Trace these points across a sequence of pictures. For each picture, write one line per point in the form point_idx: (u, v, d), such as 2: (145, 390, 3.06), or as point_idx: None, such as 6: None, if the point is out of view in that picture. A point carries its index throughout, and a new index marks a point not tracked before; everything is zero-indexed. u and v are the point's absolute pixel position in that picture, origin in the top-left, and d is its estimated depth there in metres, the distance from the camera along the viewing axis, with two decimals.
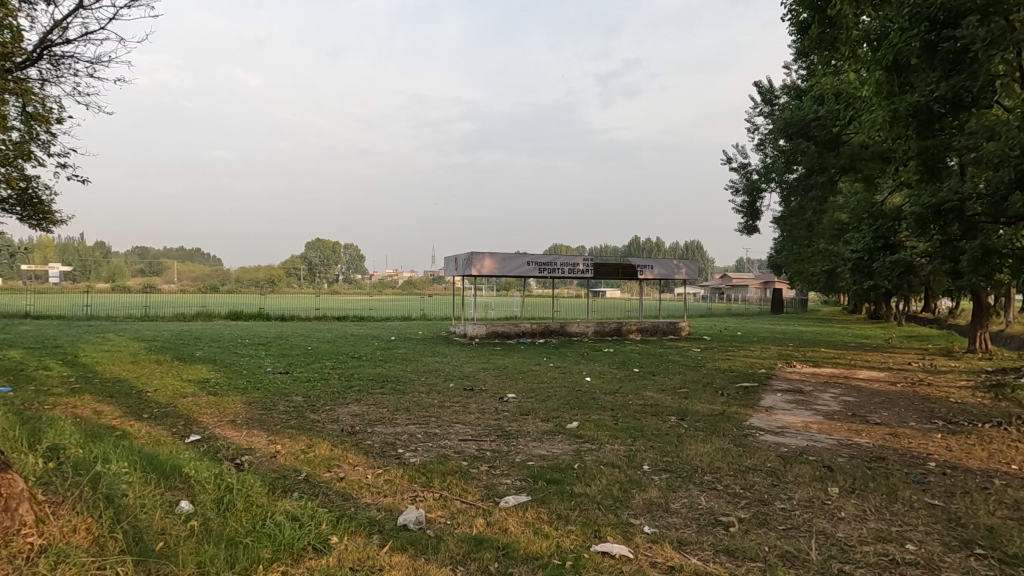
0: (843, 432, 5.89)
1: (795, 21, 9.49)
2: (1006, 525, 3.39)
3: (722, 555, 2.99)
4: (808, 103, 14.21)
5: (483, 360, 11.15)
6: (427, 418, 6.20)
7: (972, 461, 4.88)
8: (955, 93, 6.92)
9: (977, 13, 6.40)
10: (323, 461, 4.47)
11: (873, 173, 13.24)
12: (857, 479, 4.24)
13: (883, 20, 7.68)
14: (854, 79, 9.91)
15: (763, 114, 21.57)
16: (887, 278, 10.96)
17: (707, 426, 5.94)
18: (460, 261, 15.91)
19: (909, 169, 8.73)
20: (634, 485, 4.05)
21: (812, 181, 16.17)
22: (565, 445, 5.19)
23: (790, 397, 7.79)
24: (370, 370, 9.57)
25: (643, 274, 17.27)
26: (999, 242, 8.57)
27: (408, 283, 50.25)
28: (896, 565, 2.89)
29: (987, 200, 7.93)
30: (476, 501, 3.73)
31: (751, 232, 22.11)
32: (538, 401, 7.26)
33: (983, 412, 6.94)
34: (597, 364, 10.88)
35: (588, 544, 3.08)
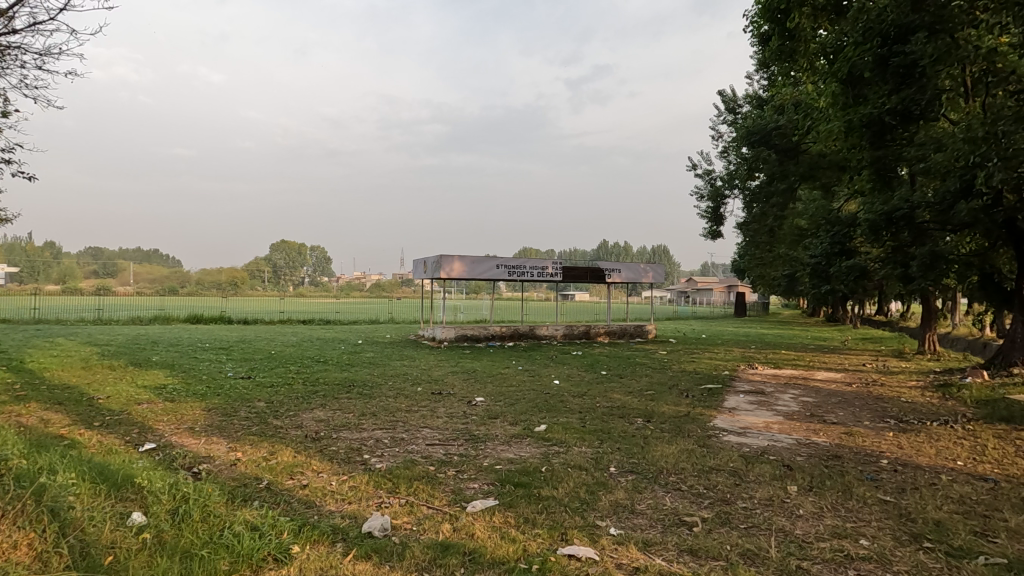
0: (801, 431, 6.09)
1: (757, 33, 9.77)
2: (952, 520, 3.55)
3: (686, 554, 3.04)
4: (769, 112, 14.60)
5: (451, 364, 11.09)
6: (394, 423, 6.12)
7: (921, 458, 5.10)
8: (905, 105, 7.23)
9: (925, 30, 6.73)
10: (286, 469, 4.35)
11: (831, 182, 13.70)
12: (815, 478, 4.38)
13: (839, 33, 7.99)
14: (812, 90, 10.27)
15: (726, 122, 22.14)
16: (843, 282, 11.37)
17: (672, 428, 6.04)
18: (430, 264, 15.78)
19: (863, 178, 9.09)
20: (601, 487, 4.08)
21: (773, 188, 16.68)
22: (533, 448, 5.20)
23: (752, 398, 8.00)
24: (336, 374, 9.40)
25: (611, 278, 17.46)
26: (946, 249, 9.02)
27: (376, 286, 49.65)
28: (851, 559, 2.99)
29: (936, 208, 8.38)
30: (444, 506, 3.70)
31: (715, 238, 22.65)
32: (507, 404, 7.25)
33: (932, 411, 7.25)
34: (565, 366, 10.95)
35: (554, 547, 3.09)
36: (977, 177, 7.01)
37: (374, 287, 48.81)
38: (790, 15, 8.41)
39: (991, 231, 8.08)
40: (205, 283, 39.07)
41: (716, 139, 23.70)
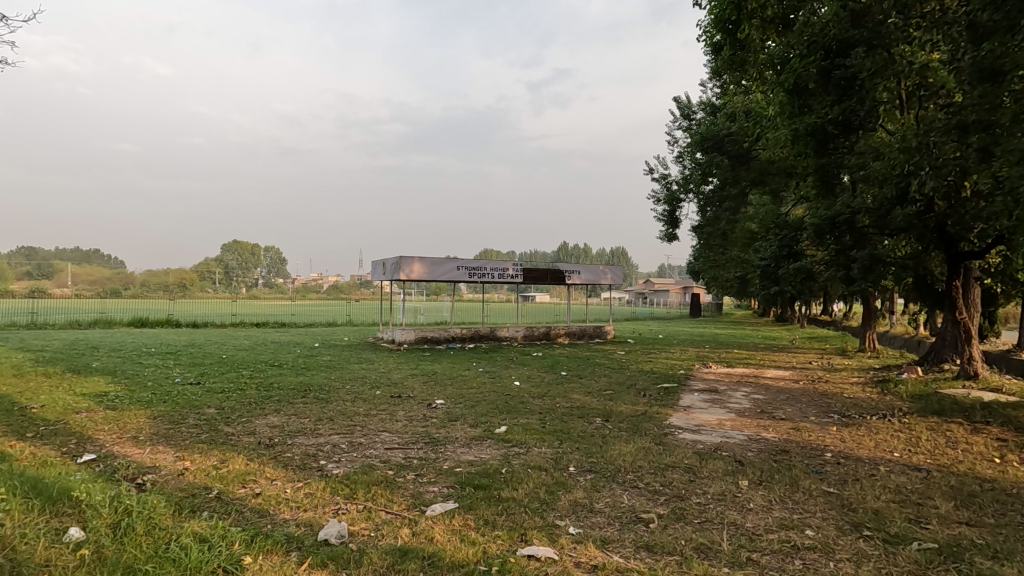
0: (752, 428, 6.32)
1: (709, 42, 10.02)
2: (889, 508, 3.75)
3: (643, 551, 3.10)
4: (722, 119, 15.07)
5: (411, 366, 10.96)
6: (352, 427, 6.01)
7: (862, 450, 5.37)
8: (846, 116, 7.60)
9: (864, 45, 7.10)
10: (238, 477, 4.21)
11: (779, 187, 14.28)
12: (764, 472, 4.55)
13: (785, 45, 8.26)
14: (761, 99, 10.64)
15: (681, 128, 22.77)
16: (791, 284, 11.86)
17: (630, 427, 6.16)
18: (389, 265, 15.53)
19: (808, 184, 9.51)
20: (560, 487, 4.12)
21: (726, 192, 17.24)
22: (493, 449, 5.20)
23: (706, 397, 8.23)
24: (292, 379, 9.15)
25: (571, 279, 17.65)
26: (884, 252, 9.54)
27: (334, 288, 48.43)
28: (797, 550, 3.12)
29: (874, 213, 8.84)
30: (402, 510, 3.66)
31: (671, 240, 23.20)
32: (467, 406, 7.22)
33: (872, 406, 7.65)
34: (525, 367, 10.99)
35: (514, 548, 3.10)
36: (911, 185, 7.44)
37: (332, 289, 47.61)
38: (740, 26, 8.65)
39: (923, 236, 8.60)
40: (151, 285, 37.27)
41: (671, 144, 24.29)
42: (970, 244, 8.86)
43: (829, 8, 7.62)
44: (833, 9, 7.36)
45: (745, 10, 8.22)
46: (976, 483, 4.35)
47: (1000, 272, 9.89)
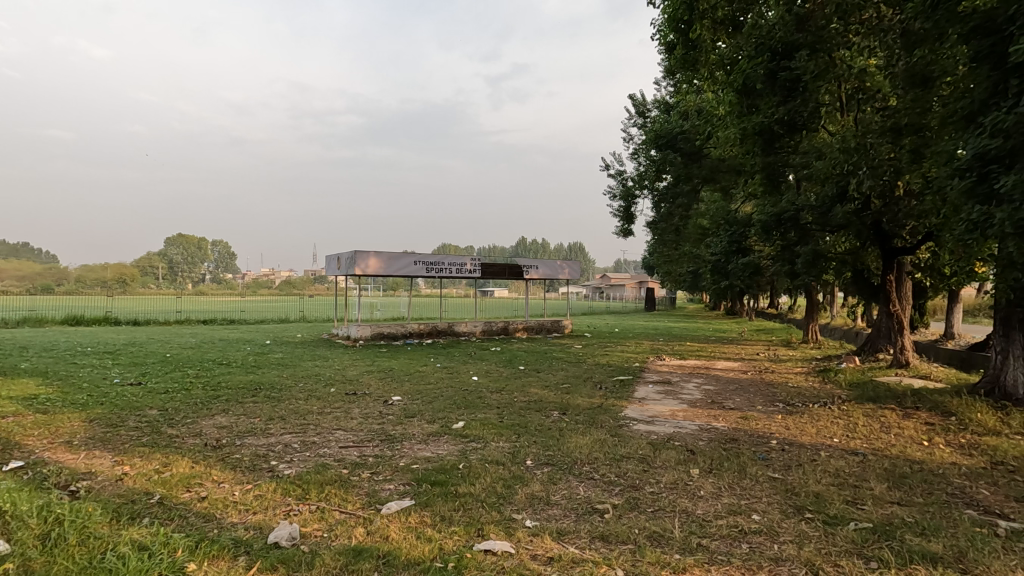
0: (703, 418, 6.52)
1: (663, 40, 10.16)
2: (828, 491, 3.95)
3: (598, 541, 3.15)
4: (675, 117, 15.38)
5: (367, 363, 10.76)
6: (305, 426, 5.85)
7: (804, 437, 5.63)
8: (791, 117, 7.88)
9: (807, 48, 7.38)
10: (182, 481, 4.03)
11: (729, 184, 14.73)
12: (714, 460, 4.71)
13: (735, 46, 8.45)
14: (711, 99, 10.90)
15: (636, 125, 23.18)
16: (740, 278, 12.28)
17: (586, 419, 6.25)
18: (344, 260, 15.18)
19: (756, 182, 9.85)
20: (517, 481, 4.13)
21: (679, 188, 17.66)
22: (451, 445, 5.17)
23: (660, 388, 8.44)
24: (241, 377, 8.82)
25: (530, 274, 17.73)
26: (825, 248, 10.00)
27: (286, 283, 47.02)
28: (744, 534, 3.24)
29: (816, 211, 9.26)
30: (357, 509, 3.59)
31: (626, 236, 23.61)
32: (424, 402, 7.16)
33: (814, 394, 8.03)
34: (483, 362, 10.98)
35: (470, 544, 3.09)
36: (850, 184, 7.80)
37: (284, 284, 46.23)
38: (692, 26, 8.80)
39: (861, 232, 9.06)
40: (86, 280, 35.15)
41: (626, 141, 24.69)
42: (902, 241, 9.39)
43: (776, 11, 7.85)
44: (779, 12, 7.59)
45: (696, 10, 8.36)
46: (907, 465, 4.63)
47: (929, 267, 10.53)
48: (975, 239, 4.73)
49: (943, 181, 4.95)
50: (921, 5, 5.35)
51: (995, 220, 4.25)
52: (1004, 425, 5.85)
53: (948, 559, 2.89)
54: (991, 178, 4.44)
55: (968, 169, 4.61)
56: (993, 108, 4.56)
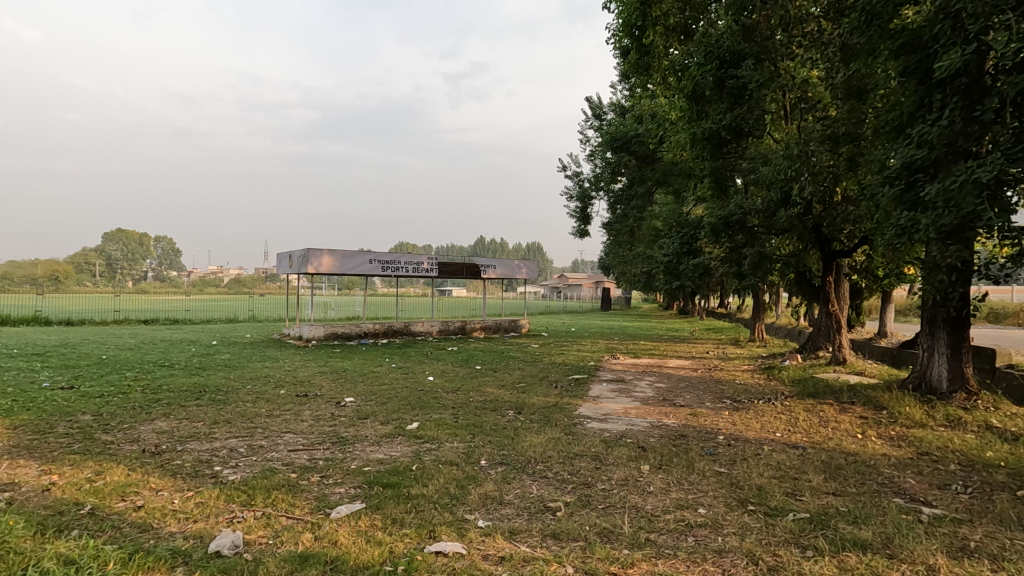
0: (655, 415, 6.68)
1: (616, 44, 10.28)
2: (770, 484, 4.11)
3: (549, 539, 3.17)
4: (629, 120, 15.70)
5: (319, 364, 10.49)
6: (252, 430, 5.65)
7: (749, 432, 5.84)
8: (737, 123, 8.18)
9: (753, 58, 7.67)
10: (116, 490, 3.81)
11: (681, 187, 15.13)
12: (664, 456, 4.82)
13: (686, 53, 8.64)
14: (664, 103, 11.15)
15: (591, 127, 23.51)
16: (691, 278, 12.64)
17: (541, 418, 6.29)
18: (296, 258, 14.74)
19: (705, 186, 10.17)
20: (471, 481, 4.12)
21: (634, 190, 18.03)
22: (404, 446, 5.11)
23: (614, 386, 8.60)
24: (184, 380, 8.44)
25: (487, 274, 17.68)
26: (770, 250, 10.43)
27: (234, 282, 45.17)
28: (691, 527, 3.34)
29: (762, 214, 9.64)
30: (305, 515, 3.49)
31: (582, 237, 23.89)
32: (378, 403, 7.03)
33: (759, 391, 8.35)
34: (439, 362, 10.89)
35: (422, 546, 3.06)
36: (793, 190, 8.15)
37: (233, 283, 44.37)
38: (645, 32, 8.95)
39: (803, 235, 9.48)
40: (14, 277, 32.83)
41: (583, 143, 24.98)
42: (840, 244, 9.87)
43: (724, 21, 8.09)
44: (728, 21, 7.82)
45: (649, 16, 8.50)
46: (843, 457, 4.88)
47: (864, 269, 11.13)
48: (903, 242, 5.04)
49: (875, 188, 5.24)
50: (856, 20, 5.66)
51: (921, 226, 4.53)
52: (929, 417, 6.25)
53: (877, 544, 3.06)
54: (917, 186, 4.73)
55: (897, 176, 4.89)
56: (920, 120, 4.86)
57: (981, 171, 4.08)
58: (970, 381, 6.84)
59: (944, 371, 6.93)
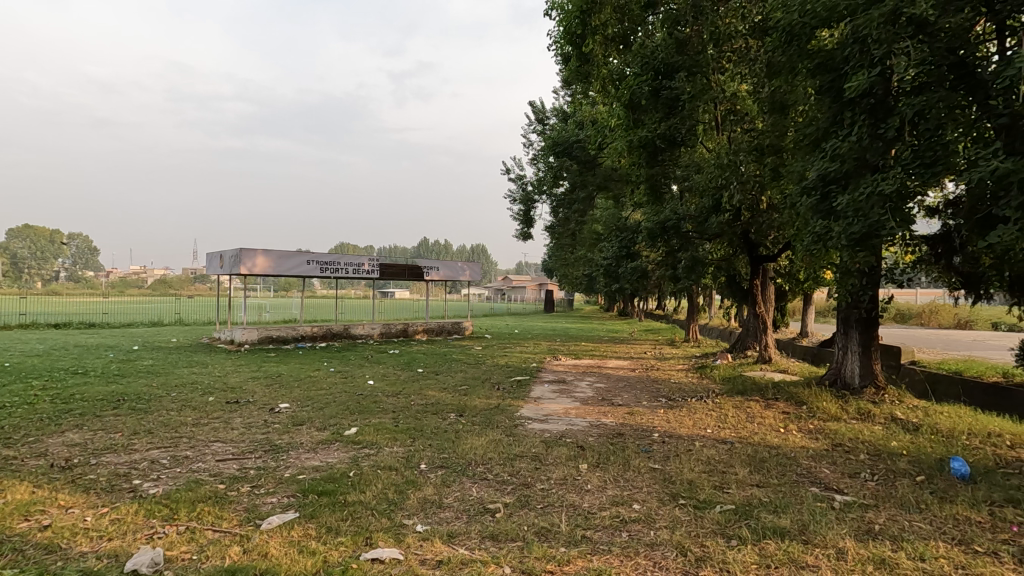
0: (593, 414, 6.84)
1: (558, 51, 10.43)
2: (700, 478, 4.31)
3: (488, 540, 3.18)
4: (571, 126, 15.96)
5: (252, 369, 10.06)
6: (177, 440, 5.34)
7: (682, 429, 6.09)
8: (671, 132, 8.53)
9: (685, 70, 8.03)
10: (19, 509, 3.50)
11: (620, 193, 15.57)
12: (601, 454, 4.95)
13: (623, 63, 8.89)
14: (603, 110, 11.43)
15: (534, 132, 23.79)
16: (629, 281, 13.04)
17: (483, 420, 6.30)
18: (227, 258, 14.04)
19: (642, 191, 10.51)
20: (410, 486, 4.07)
21: (576, 194, 18.38)
22: (342, 452, 4.98)
23: (555, 387, 8.73)
24: (100, 388, 7.86)
25: (430, 275, 17.52)
26: (703, 254, 10.93)
27: (160, 282, 42.60)
28: (625, 523, 3.44)
29: (695, 220, 10.09)
30: (233, 527, 3.34)
31: (526, 239, 24.08)
32: (315, 409, 6.83)
33: (692, 389, 8.72)
34: (380, 366, 10.67)
35: (358, 553, 3.00)
36: (723, 197, 8.58)
37: (160, 283, 41.78)
38: (584, 40, 9.11)
39: (733, 240, 9.98)
40: None
41: (526, 146, 25.20)
42: (767, 249, 10.46)
43: (660, 33, 8.37)
44: (663, 34, 8.09)
45: (588, 25, 8.66)
46: (766, 450, 5.18)
47: (788, 272, 11.83)
48: (820, 248, 5.43)
49: (796, 197, 5.62)
50: (779, 39, 6.02)
51: (834, 233, 4.88)
52: (843, 411, 6.72)
53: (795, 531, 3.27)
54: (830, 196, 5.12)
55: (814, 187, 5.28)
56: (833, 134, 5.23)
57: (885, 184, 4.44)
58: (879, 377, 7.42)
59: (857, 368, 7.47)
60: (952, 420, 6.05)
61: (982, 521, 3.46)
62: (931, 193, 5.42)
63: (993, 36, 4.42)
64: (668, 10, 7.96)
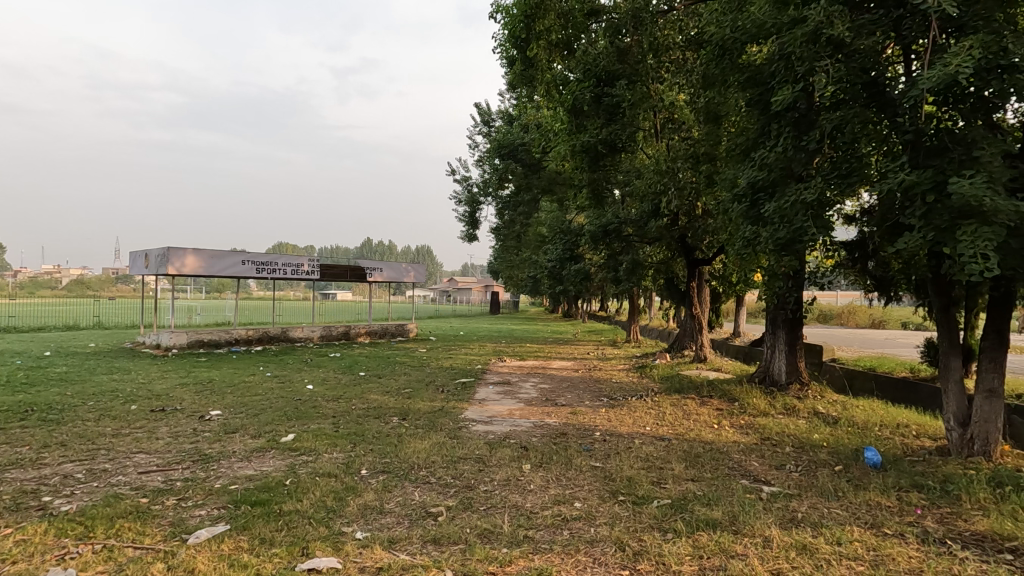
0: (537, 415, 6.91)
1: (503, 54, 10.47)
2: (639, 474, 4.44)
3: (429, 544, 3.15)
4: (516, 128, 16.08)
5: (180, 375, 9.50)
6: (95, 452, 4.97)
7: (623, 427, 6.25)
8: (612, 138, 8.76)
9: (625, 79, 8.25)
10: None
11: (564, 196, 15.83)
12: (544, 454, 5.00)
13: (566, 68, 9.03)
14: (547, 115, 11.58)
15: (480, 133, 23.82)
16: (573, 283, 13.28)
17: (426, 423, 6.24)
18: (153, 257, 13.22)
19: (585, 195, 10.72)
20: (350, 492, 3.97)
21: (521, 197, 18.53)
22: (277, 460, 4.79)
23: (500, 389, 8.76)
24: (5, 398, 7.20)
25: (373, 276, 17.15)
26: (643, 257, 11.28)
27: (77, 283, 39.55)
28: (566, 521, 3.50)
29: (636, 224, 10.40)
30: (157, 543, 3.15)
31: (471, 241, 24.03)
32: (249, 415, 6.54)
33: (633, 388, 8.97)
34: (320, 369, 10.36)
35: (293, 564, 2.90)
36: (662, 202, 8.88)
37: (76, 284, 38.72)
38: (529, 45, 9.18)
39: (671, 244, 10.36)
40: None
41: (472, 148, 25.18)
42: (703, 253, 10.91)
43: (602, 41, 8.55)
44: (605, 42, 8.28)
45: (533, 30, 8.73)
46: (700, 446, 5.40)
47: (722, 275, 12.38)
48: (750, 252, 5.72)
49: (728, 204, 5.90)
50: (713, 51, 6.30)
51: (762, 239, 5.17)
52: (771, 406, 7.11)
53: (725, 522, 3.43)
54: (759, 204, 5.42)
55: (744, 195, 5.57)
56: (762, 145, 5.53)
57: (807, 193, 4.74)
58: (803, 374, 7.89)
59: (783, 366, 7.92)
60: (867, 413, 6.52)
61: (891, 505, 3.75)
62: (849, 202, 5.81)
63: (901, 58, 4.79)
64: (610, 19, 8.15)
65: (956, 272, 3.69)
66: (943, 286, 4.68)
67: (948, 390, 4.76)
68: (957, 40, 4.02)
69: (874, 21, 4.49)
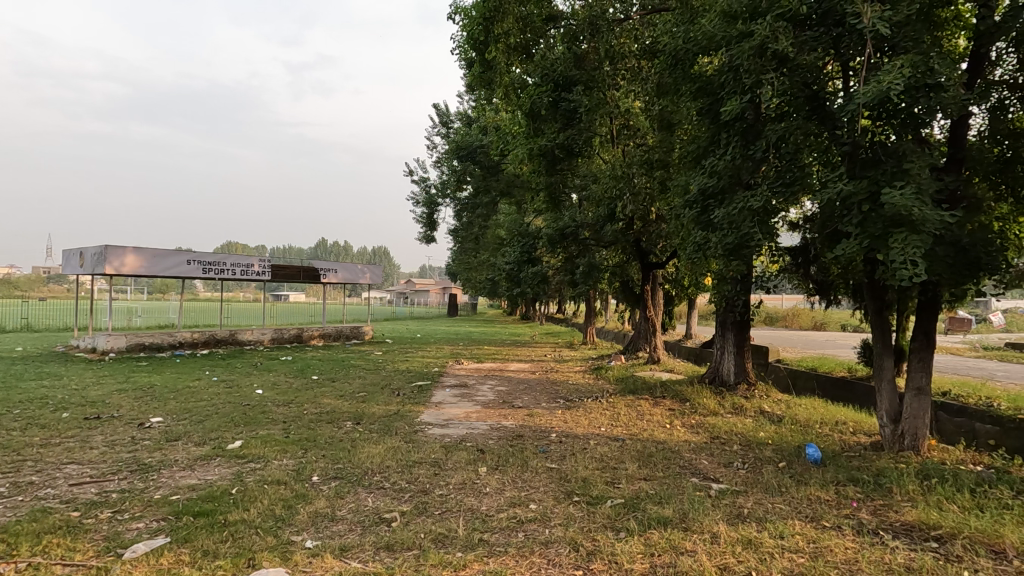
0: (494, 417, 6.91)
1: (461, 56, 10.44)
2: (593, 475, 4.50)
3: (382, 551, 3.10)
4: (475, 130, 16.06)
5: (118, 380, 8.99)
6: (19, 464, 4.64)
7: (578, 429, 6.32)
8: (570, 142, 8.86)
9: (582, 84, 8.37)
10: None
11: (522, 198, 15.90)
12: (501, 457, 5.00)
13: (524, 72, 9.08)
14: (505, 118, 11.62)
15: (439, 134, 23.67)
16: (531, 285, 13.35)
17: (380, 427, 6.13)
18: (89, 256, 12.49)
19: (542, 198, 10.80)
20: (300, 500, 3.85)
21: (479, 199, 18.51)
22: (223, 469, 4.60)
23: (456, 391, 8.71)
24: None
25: (327, 278, 16.74)
26: (599, 261, 11.45)
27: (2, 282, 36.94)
28: (522, 523, 3.51)
29: (593, 227, 10.55)
30: (89, 559, 2.97)
31: (429, 242, 23.81)
32: (193, 422, 6.25)
33: (589, 390, 9.09)
34: (270, 373, 10.02)
35: None
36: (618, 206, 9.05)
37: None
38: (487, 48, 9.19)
39: (626, 247, 10.56)
40: None
41: (430, 148, 24.99)
42: (656, 257, 11.17)
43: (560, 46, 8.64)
44: (563, 48, 8.37)
45: (491, 33, 8.72)
46: (653, 445, 5.52)
47: (675, 278, 12.70)
48: (700, 256, 5.90)
49: (680, 209, 6.06)
50: (666, 60, 6.48)
51: (712, 243, 5.34)
52: (720, 406, 7.34)
53: (676, 520, 3.51)
54: (709, 210, 5.60)
55: (696, 201, 5.74)
56: (711, 153, 5.72)
57: (753, 200, 4.92)
58: (750, 374, 8.18)
59: (732, 367, 8.19)
60: (809, 411, 6.82)
61: (830, 499, 3.93)
62: (792, 210, 6.07)
63: (839, 74, 5.05)
64: (567, 25, 8.26)
65: (889, 277, 3.91)
66: (877, 290, 4.94)
67: (882, 388, 5.02)
68: (890, 59, 4.27)
69: (815, 38, 4.73)
